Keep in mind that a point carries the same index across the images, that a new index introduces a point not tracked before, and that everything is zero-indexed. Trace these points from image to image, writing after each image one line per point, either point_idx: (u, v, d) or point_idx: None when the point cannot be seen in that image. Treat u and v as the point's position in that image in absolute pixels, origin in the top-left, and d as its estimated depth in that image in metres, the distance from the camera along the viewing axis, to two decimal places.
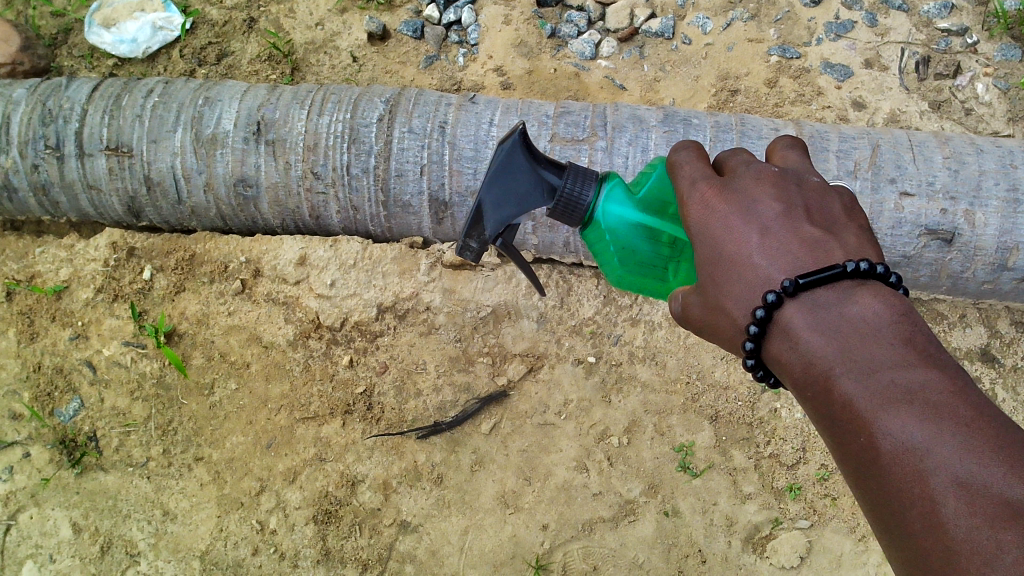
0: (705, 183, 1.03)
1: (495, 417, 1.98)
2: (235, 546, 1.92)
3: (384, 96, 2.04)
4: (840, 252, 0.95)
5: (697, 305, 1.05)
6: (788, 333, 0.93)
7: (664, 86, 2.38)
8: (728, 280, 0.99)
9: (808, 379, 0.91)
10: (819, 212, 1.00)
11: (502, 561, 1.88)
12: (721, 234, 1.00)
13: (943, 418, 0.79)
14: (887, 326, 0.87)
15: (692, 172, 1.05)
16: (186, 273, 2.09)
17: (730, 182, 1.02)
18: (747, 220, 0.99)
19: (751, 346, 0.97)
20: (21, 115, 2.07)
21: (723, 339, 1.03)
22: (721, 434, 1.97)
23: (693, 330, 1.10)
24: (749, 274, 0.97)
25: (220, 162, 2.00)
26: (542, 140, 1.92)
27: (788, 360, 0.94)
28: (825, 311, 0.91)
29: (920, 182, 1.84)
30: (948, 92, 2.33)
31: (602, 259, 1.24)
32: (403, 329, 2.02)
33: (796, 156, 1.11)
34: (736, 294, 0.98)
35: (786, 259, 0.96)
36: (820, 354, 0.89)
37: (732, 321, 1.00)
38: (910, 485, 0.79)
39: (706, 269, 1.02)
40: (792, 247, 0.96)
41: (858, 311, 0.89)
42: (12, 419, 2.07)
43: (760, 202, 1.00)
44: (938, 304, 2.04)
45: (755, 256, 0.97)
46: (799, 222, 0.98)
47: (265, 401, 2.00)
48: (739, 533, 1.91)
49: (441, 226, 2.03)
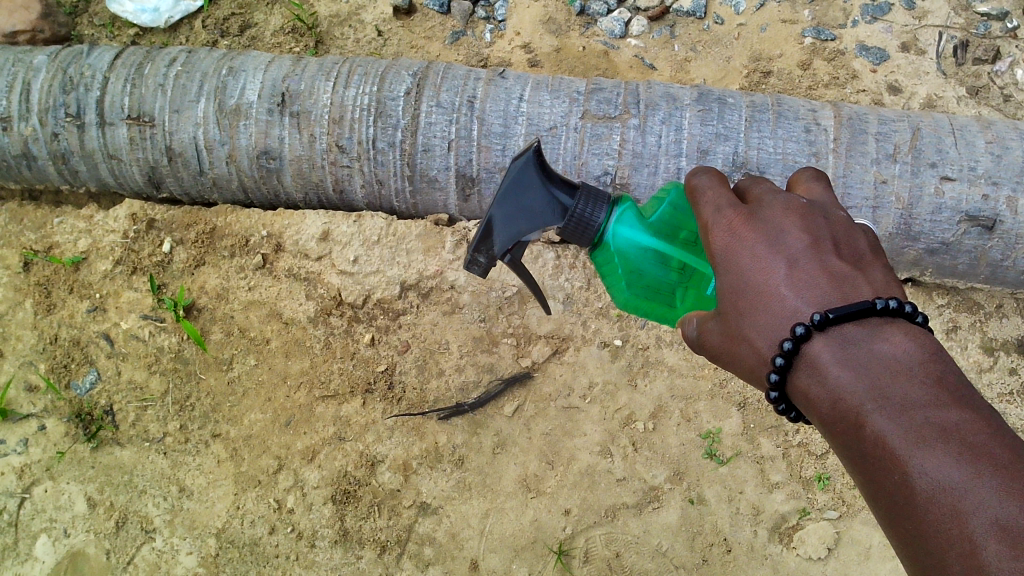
0: (732, 210, 1.00)
1: (518, 399, 1.94)
2: (252, 524, 1.89)
3: (412, 69, 2.00)
4: (868, 290, 0.94)
5: (715, 331, 1.03)
6: (816, 367, 0.92)
7: (695, 66, 2.33)
8: (752, 310, 0.97)
9: (836, 415, 0.90)
10: (846, 246, 0.99)
11: (523, 545, 1.85)
12: (748, 263, 0.97)
13: (981, 459, 0.78)
14: (919, 364, 0.87)
15: (717, 198, 1.02)
16: (207, 247, 2.06)
17: (756, 211, 1.00)
18: (775, 250, 0.97)
19: (776, 379, 0.96)
20: (42, 82, 2.03)
21: (743, 368, 1.01)
22: (749, 422, 1.93)
23: (707, 356, 1.07)
24: (775, 305, 0.95)
25: (243, 133, 1.96)
26: (573, 117, 1.88)
27: (816, 395, 0.92)
28: (853, 347, 0.90)
29: (961, 166, 1.80)
30: (987, 78, 2.28)
31: (609, 282, 1.20)
32: (427, 307, 1.98)
33: (821, 186, 1.08)
34: (761, 326, 0.97)
35: (813, 292, 0.94)
36: (850, 390, 0.88)
37: (754, 352, 0.98)
38: (947, 525, 0.77)
39: (727, 298, 0.99)
40: (820, 280, 0.94)
41: (889, 348, 0.89)
42: (28, 391, 2.04)
43: (788, 233, 0.98)
44: (975, 294, 2.00)
45: (783, 288, 0.95)
46: (827, 255, 0.97)
47: (285, 377, 1.97)
48: (766, 522, 1.88)
49: (468, 204, 1.98)
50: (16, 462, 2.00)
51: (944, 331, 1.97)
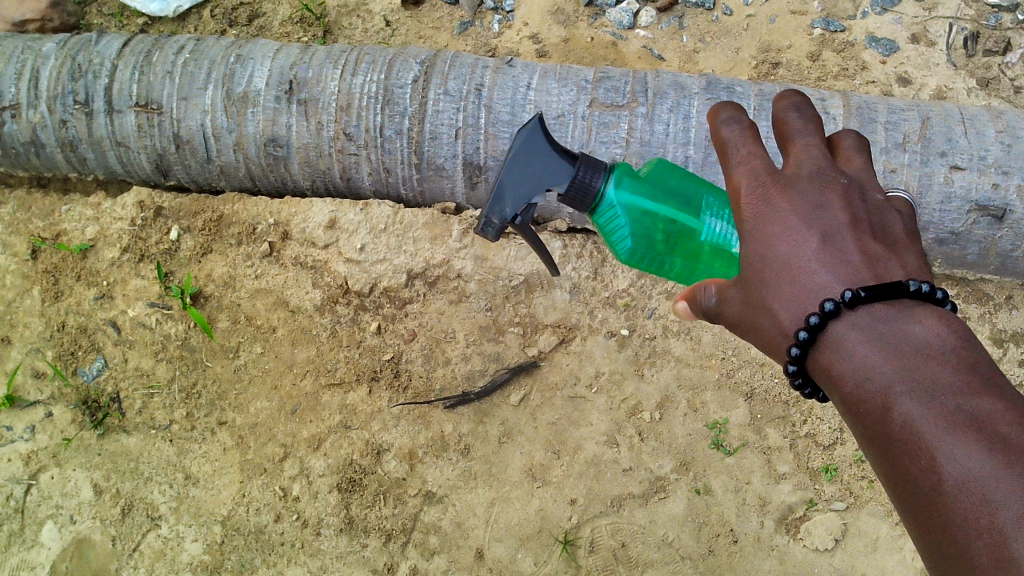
0: (767, 173, 0.98)
1: (524, 388, 1.93)
2: (257, 512, 1.89)
3: (419, 57, 1.99)
4: (900, 273, 0.92)
5: (736, 300, 1.01)
6: (841, 346, 0.89)
7: (703, 57, 2.32)
8: (779, 279, 0.95)
9: (859, 396, 0.87)
10: (880, 226, 0.97)
11: (529, 535, 1.85)
12: (780, 232, 0.96)
13: (1012, 451, 0.75)
14: (951, 350, 0.84)
15: (750, 158, 1.00)
16: (214, 235, 2.06)
17: (793, 177, 0.98)
18: (808, 221, 0.95)
19: (796, 353, 0.93)
20: (50, 69, 2.03)
21: (761, 340, 0.99)
22: (755, 412, 1.92)
23: (723, 326, 1.05)
24: (805, 277, 0.94)
25: (251, 121, 1.96)
26: (581, 105, 1.87)
27: (839, 374, 0.90)
28: (883, 327, 0.88)
29: (971, 155, 1.78)
30: (997, 70, 2.27)
31: (609, 236, 1.16)
32: (434, 296, 1.97)
33: (857, 162, 1.07)
34: (786, 297, 0.95)
35: (844, 269, 0.92)
36: (877, 370, 0.86)
37: (777, 324, 0.96)
38: (973, 517, 0.75)
39: (753, 265, 0.98)
40: (853, 257, 0.93)
41: (920, 332, 0.86)
42: (35, 377, 2.04)
43: (823, 205, 0.96)
44: (985, 285, 1.98)
45: (813, 261, 0.94)
46: (861, 233, 0.95)
47: (291, 365, 1.97)
48: (773, 513, 1.87)
49: (475, 192, 1.99)
50: (23, 449, 2.00)
51: None
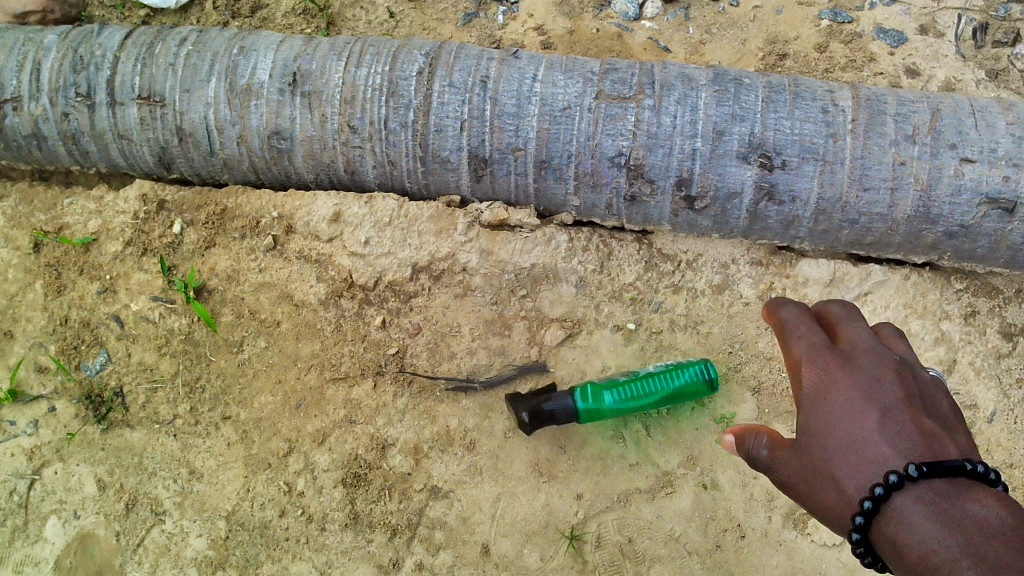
0: (828, 353, 1.24)
1: (530, 383, 1.91)
2: (262, 507, 1.88)
3: (424, 49, 1.97)
4: (952, 449, 1.11)
5: (799, 462, 1.20)
6: (901, 517, 1.04)
7: (710, 49, 2.30)
8: (842, 451, 1.15)
9: (923, 568, 0.98)
10: (929, 413, 1.18)
11: (535, 530, 1.83)
12: (841, 406, 1.18)
13: None
14: (1009, 527, 0.96)
15: (810, 336, 1.27)
16: (217, 228, 2.04)
17: (851, 359, 1.23)
18: (868, 399, 1.17)
19: (860, 525, 1.08)
20: (52, 61, 2.01)
21: (826, 509, 1.15)
22: (764, 407, 1.90)
23: (790, 494, 1.22)
24: (866, 446, 1.13)
25: (255, 113, 1.95)
26: (587, 97, 1.86)
27: (901, 544, 1.02)
28: (946, 506, 1.02)
29: (981, 148, 1.77)
30: (1006, 61, 2.25)
31: None
32: (439, 290, 1.96)
33: (903, 344, 1.32)
34: (849, 469, 1.13)
35: (902, 442, 1.11)
36: (940, 542, 0.98)
37: (842, 494, 1.12)
38: None
39: (819, 434, 1.18)
40: (910, 435, 1.12)
41: (978, 511, 1.00)
42: (38, 372, 2.03)
43: (880, 382, 1.19)
44: (995, 278, 1.95)
45: (874, 432, 1.14)
46: (915, 413, 1.16)
47: (296, 360, 1.95)
48: (781, 508, 1.86)
49: (480, 184, 1.96)
50: (26, 444, 1.99)
51: (961, 315, 1.93)
